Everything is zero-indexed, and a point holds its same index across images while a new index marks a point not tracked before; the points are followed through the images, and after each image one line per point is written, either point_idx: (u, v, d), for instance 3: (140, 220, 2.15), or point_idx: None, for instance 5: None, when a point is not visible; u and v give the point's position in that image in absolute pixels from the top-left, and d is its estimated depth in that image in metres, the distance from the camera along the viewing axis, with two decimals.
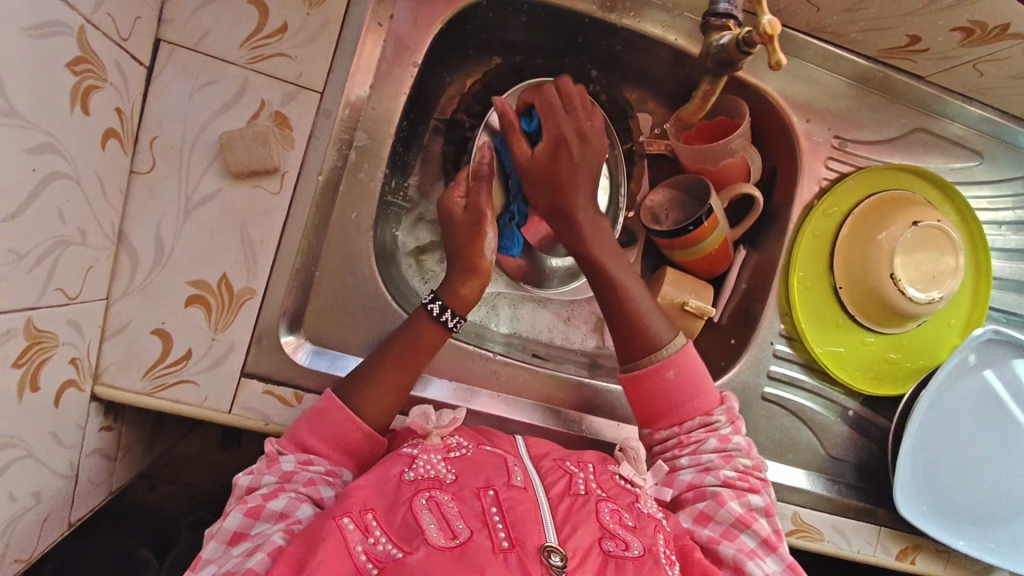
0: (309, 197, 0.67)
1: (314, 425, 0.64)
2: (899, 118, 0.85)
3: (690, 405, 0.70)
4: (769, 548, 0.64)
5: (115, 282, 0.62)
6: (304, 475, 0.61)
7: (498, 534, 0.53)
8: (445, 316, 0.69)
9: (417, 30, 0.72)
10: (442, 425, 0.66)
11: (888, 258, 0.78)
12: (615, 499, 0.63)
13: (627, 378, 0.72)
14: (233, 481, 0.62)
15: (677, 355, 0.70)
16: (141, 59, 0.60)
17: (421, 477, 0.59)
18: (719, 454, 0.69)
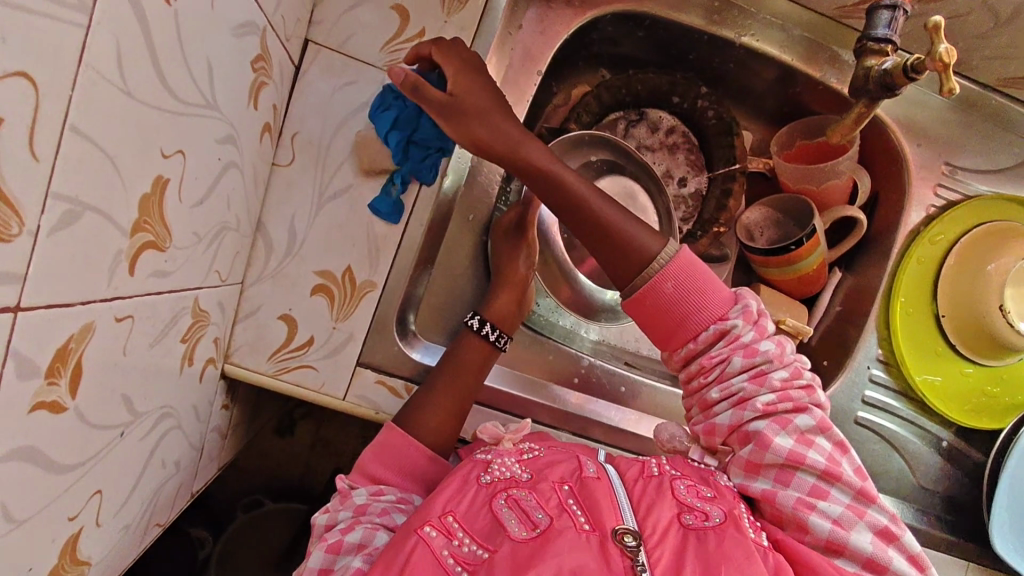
0: (432, 196, 0.69)
1: (381, 455, 0.64)
2: (1011, 147, 0.83)
3: (704, 307, 0.60)
4: (830, 481, 0.57)
5: (251, 268, 0.66)
6: (377, 506, 0.60)
7: (578, 518, 0.53)
8: (486, 331, 0.71)
9: (542, 41, 0.73)
10: (514, 433, 0.67)
11: (997, 288, 0.76)
12: (690, 475, 0.61)
13: (629, 306, 0.62)
14: (311, 521, 0.61)
15: (671, 264, 0.60)
16: (293, 58, 0.63)
17: (498, 478, 0.59)
18: (745, 370, 0.59)
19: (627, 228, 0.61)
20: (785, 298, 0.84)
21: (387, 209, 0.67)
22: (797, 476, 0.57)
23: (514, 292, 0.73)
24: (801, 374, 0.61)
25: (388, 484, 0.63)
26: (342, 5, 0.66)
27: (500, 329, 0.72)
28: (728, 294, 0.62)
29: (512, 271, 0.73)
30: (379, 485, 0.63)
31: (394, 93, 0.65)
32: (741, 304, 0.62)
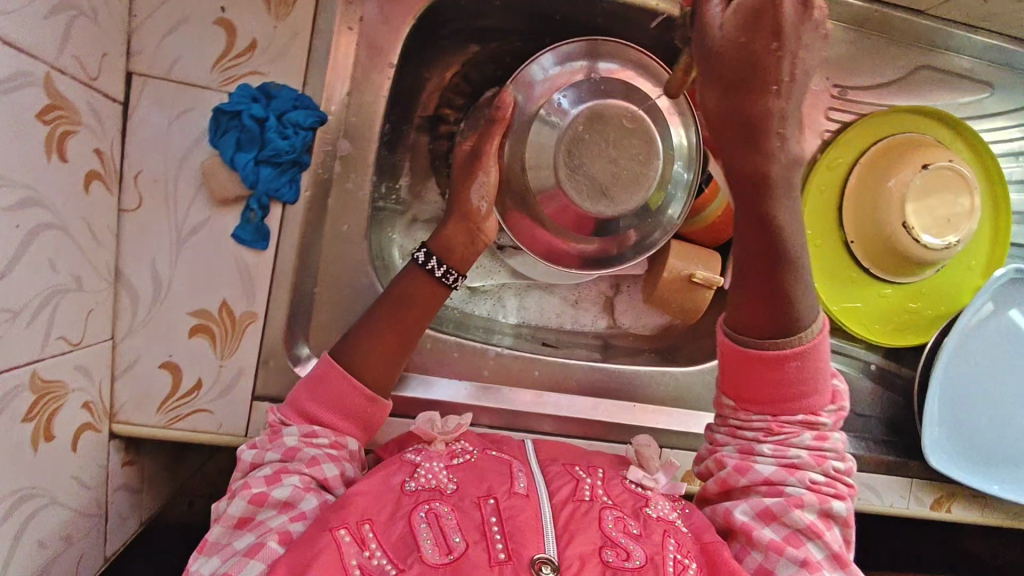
0: (297, 214, 0.66)
1: (315, 391, 0.61)
2: (902, 57, 0.80)
3: (800, 394, 0.59)
4: (838, 565, 0.56)
5: (119, 321, 0.63)
6: (308, 453, 0.58)
7: (495, 546, 0.51)
8: (432, 265, 0.67)
9: (389, 29, 0.69)
10: (448, 432, 0.63)
11: (899, 206, 0.75)
12: (621, 507, 0.59)
13: (735, 353, 0.60)
14: (238, 456, 0.59)
15: (809, 347, 0.58)
16: (114, 96, 0.58)
17: (422, 487, 0.57)
18: (812, 452, 0.59)
19: (801, 298, 0.57)
20: (697, 249, 0.82)
21: (250, 237, 0.64)
22: (807, 550, 0.56)
23: (467, 227, 0.70)
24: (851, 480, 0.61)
25: (322, 424, 0.61)
26: (161, 26, 0.60)
27: (450, 264, 0.68)
28: (829, 391, 0.60)
29: (464, 202, 0.70)
30: (312, 425, 0.60)
31: (228, 114, 0.62)
32: (834, 388, 0.61)
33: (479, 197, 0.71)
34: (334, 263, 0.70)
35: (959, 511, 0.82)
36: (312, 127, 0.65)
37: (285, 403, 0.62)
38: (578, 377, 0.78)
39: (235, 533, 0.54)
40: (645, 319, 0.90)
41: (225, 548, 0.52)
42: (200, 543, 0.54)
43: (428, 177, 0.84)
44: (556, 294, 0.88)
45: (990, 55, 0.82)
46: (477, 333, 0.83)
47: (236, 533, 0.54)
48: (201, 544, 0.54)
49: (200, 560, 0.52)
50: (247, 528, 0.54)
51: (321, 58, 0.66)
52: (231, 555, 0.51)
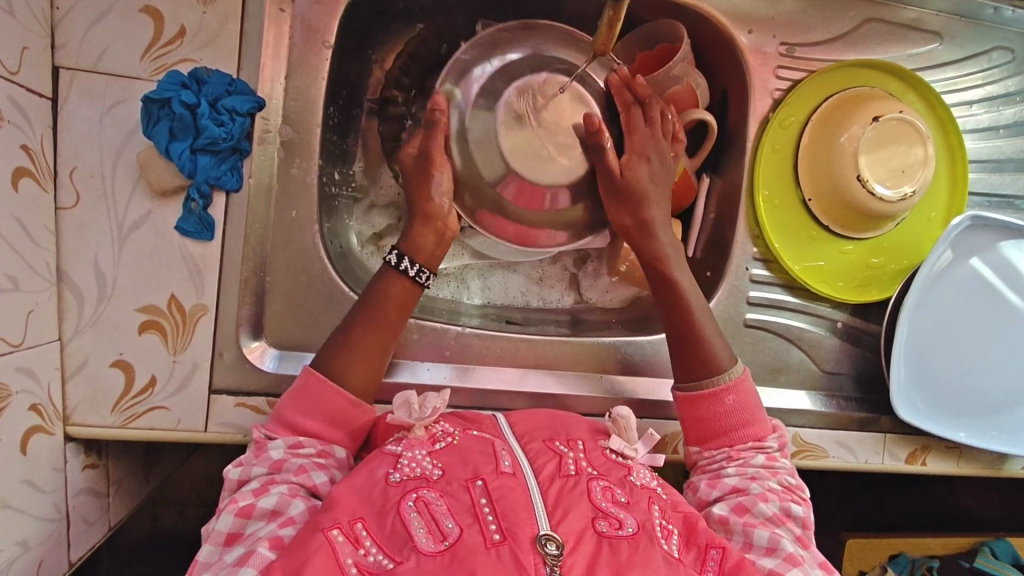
0: (243, 204, 0.65)
1: (300, 404, 0.61)
2: (848, 12, 0.80)
3: (753, 421, 0.67)
4: (801, 546, 0.60)
5: (65, 321, 0.62)
6: (295, 462, 0.58)
7: (489, 527, 0.49)
8: (405, 265, 0.66)
9: (323, 9, 0.68)
10: (423, 418, 0.61)
11: (852, 160, 0.74)
12: (607, 475, 0.59)
13: (682, 398, 0.68)
14: (222, 474, 0.58)
15: (737, 381, 0.67)
16: (40, 90, 0.58)
17: (407, 476, 0.55)
18: (767, 468, 0.65)
19: (715, 342, 0.69)
20: None
21: (194, 228, 0.63)
22: (777, 532, 0.59)
23: (433, 228, 0.67)
24: (806, 494, 0.66)
25: (310, 435, 0.61)
26: (85, 18, 0.60)
27: (420, 262, 0.67)
28: (768, 422, 0.69)
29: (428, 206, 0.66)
30: (300, 436, 0.61)
31: (157, 103, 0.61)
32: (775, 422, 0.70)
33: (441, 194, 0.66)
34: (285, 251, 0.68)
35: (934, 463, 0.83)
36: (248, 112, 0.64)
37: (270, 419, 0.62)
38: (547, 352, 0.77)
39: (224, 550, 0.53)
40: (611, 292, 0.88)
41: (214, 564, 0.52)
42: (191, 564, 0.54)
43: (382, 162, 0.82)
44: (519, 272, 0.87)
45: (937, 5, 0.81)
46: (440, 314, 0.81)
47: (226, 549, 0.53)
48: (192, 566, 0.53)
49: None
50: (236, 543, 0.53)
51: (254, 42, 0.65)
52: (221, 568, 0.51)
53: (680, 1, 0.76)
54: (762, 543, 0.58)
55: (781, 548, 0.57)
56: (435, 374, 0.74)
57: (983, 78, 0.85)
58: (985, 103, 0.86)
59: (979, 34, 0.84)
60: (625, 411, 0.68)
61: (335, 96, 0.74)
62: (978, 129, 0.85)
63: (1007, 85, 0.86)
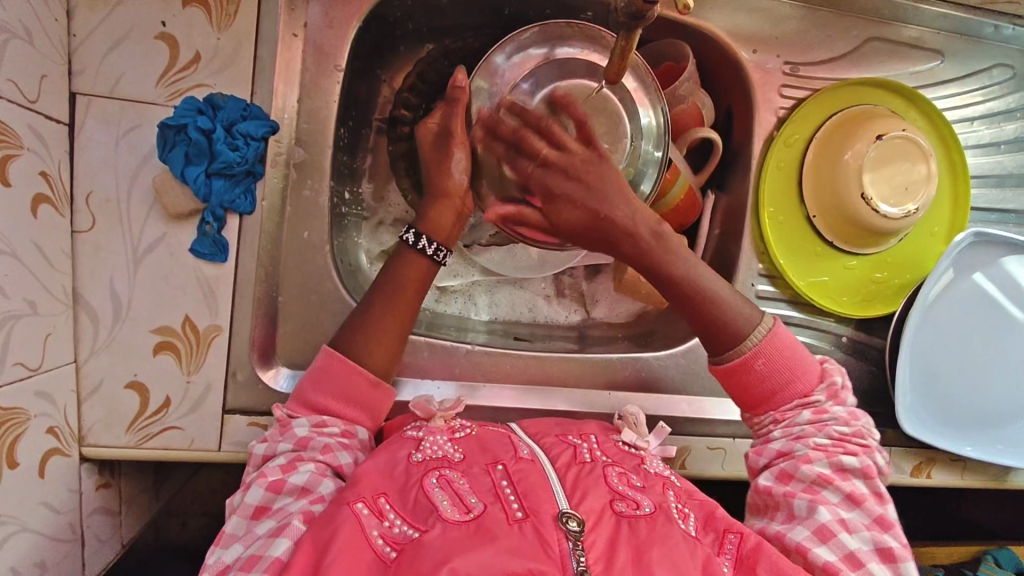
0: (256, 225, 0.66)
1: (319, 383, 0.62)
2: (852, 31, 0.81)
3: (796, 379, 0.65)
4: (852, 504, 0.60)
5: (81, 343, 0.62)
6: (321, 441, 0.59)
7: (511, 506, 0.51)
8: (422, 244, 0.67)
9: (334, 33, 0.69)
10: (446, 408, 0.64)
11: (857, 177, 0.75)
12: (621, 463, 0.61)
13: (719, 371, 0.67)
14: (248, 451, 0.60)
15: (762, 343, 0.65)
16: (58, 117, 0.59)
17: (429, 457, 0.57)
18: (814, 424, 0.64)
19: (728, 305, 0.66)
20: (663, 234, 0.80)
21: (208, 250, 0.64)
22: (819, 496, 0.60)
23: (452, 206, 0.68)
24: (865, 440, 0.64)
25: (331, 413, 0.62)
26: (102, 44, 0.61)
27: (438, 240, 0.67)
28: (814, 371, 0.67)
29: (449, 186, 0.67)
30: (322, 414, 0.61)
31: (174, 128, 0.61)
32: (823, 369, 0.68)
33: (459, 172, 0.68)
34: (296, 272, 0.69)
35: (939, 476, 0.83)
36: (263, 136, 0.64)
37: (290, 398, 0.63)
38: (555, 368, 0.78)
39: (253, 523, 0.54)
40: (618, 308, 0.89)
41: (243, 536, 0.53)
42: (217, 536, 0.54)
43: (390, 180, 0.84)
44: (526, 288, 0.88)
45: (938, 23, 0.83)
46: (448, 331, 0.82)
47: (255, 522, 0.54)
48: (219, 536, 0.54)
49: (219, 550, 0.52)
50: (265, 516, 0.54)
51: (267, 67, 0.66)
52: (254, 540, 0.52)
53: (685, 22, 0.77)
54: (802, 513, 0.60)
55: (816, 517, 0.58)
56: (443, 392, 0.74)
57: (984, 95, 0.86)
58: (986, 119, 0.87)
59: (980, 51, 0.85)
60: (634, 410, 0.70)
61: (345, 118, 0.75)
62: (979, 144, 0.86)
63: (1006, 101, 0.87)
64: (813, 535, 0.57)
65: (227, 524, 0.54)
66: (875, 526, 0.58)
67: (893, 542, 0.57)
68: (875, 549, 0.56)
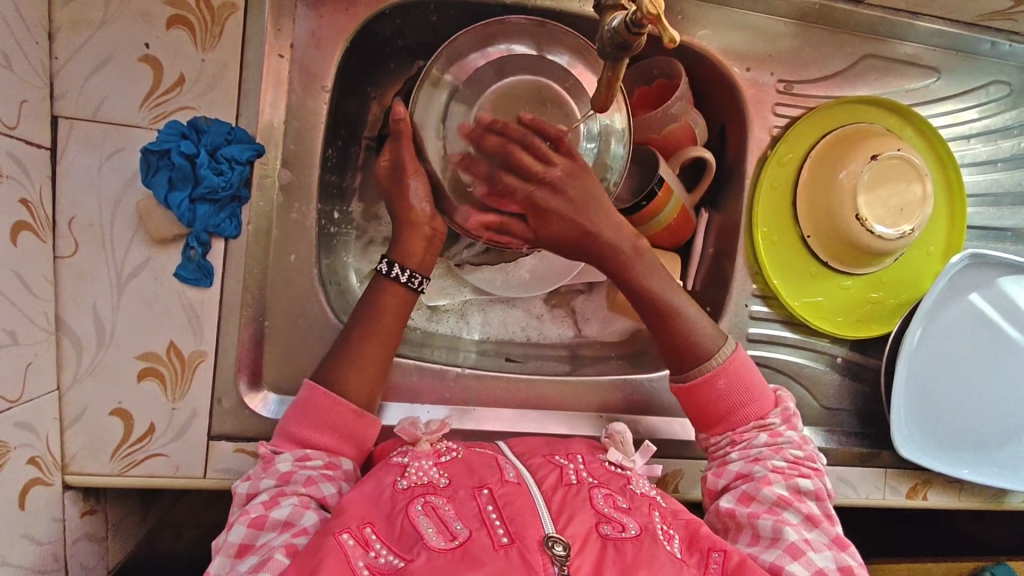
0: (242, 249, 0.65)
1: (303, 416, 0.61)
2: (846, 48, 0.80)
3: (751, 402, 0.66)
4: (812, 525, 0.60)
5: (64, 370, 0.61)
6: (302, 474, 0.58)
7: (496, 530, 0.50)
8: (395, 272, 0.66)
9: (321, 53, 0.68)
10: (431, 432, 0.63)
11: (851, 198, 0.74)
12: (607, 484, 0.60)
13: (679, 390, 0.67)
14: (232, 489, 0.59)
15: (725, 363, 0.66)
16: (39, 142, 0.58)
17: (414, 484, 0.56)
18: (770, 446, 0.65)
19: (699, 326, 0.67)
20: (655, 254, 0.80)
21: (193, 275, 0.63)
22: (782, 517, 0.60)
23: (421, 233, 0.66)
24: (815, 463, 0.65)
25: (315, 446, 0.61)
26: (84, 68, 0.60)
27: (412, 268, 0.66)
28: (769, 397, 0.68)
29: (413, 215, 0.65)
30: (306, 448, 0.60)
31: (156, 153, 0.61)
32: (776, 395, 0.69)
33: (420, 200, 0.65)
34: (283, 295, 0.68)
35: (935, 497, 0.82)
36: (248, 160, 0.64)
37: (274, 434, 0.62)
38: (546, 390, 0.77)
39: (236, 562, 0.54)
40: (611, 326, 0.88)
41: None
42: None
43: (380, 201, 0.82)
44: (519, 308, 0.87)
45: (934, 40, 0.82)
46: (439, 351, 0.81)
47: (237, 561, 0.53)
48: None
49: None
50: (248, 554, 0.54)
51: (253, 89, 0.65)
52: None
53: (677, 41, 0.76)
54: (768, 534, 0.59)
55: (784, 538, 0.58)
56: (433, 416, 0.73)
57: (980, 112, 0.85)
58: (983, 136, 0.86)
59: (976, 68, 0.84)
60: (621, 427, 0.70)
61: (333, 138, 0.74)
62: (975, 162, 0.85)
63: (1003, 118, 0.86)
64: (784, 556, 0.57)
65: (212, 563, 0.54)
66: (835, 546, 0.59)
67: (853, 561, 0.57)
68: (838, 569, 0.57)
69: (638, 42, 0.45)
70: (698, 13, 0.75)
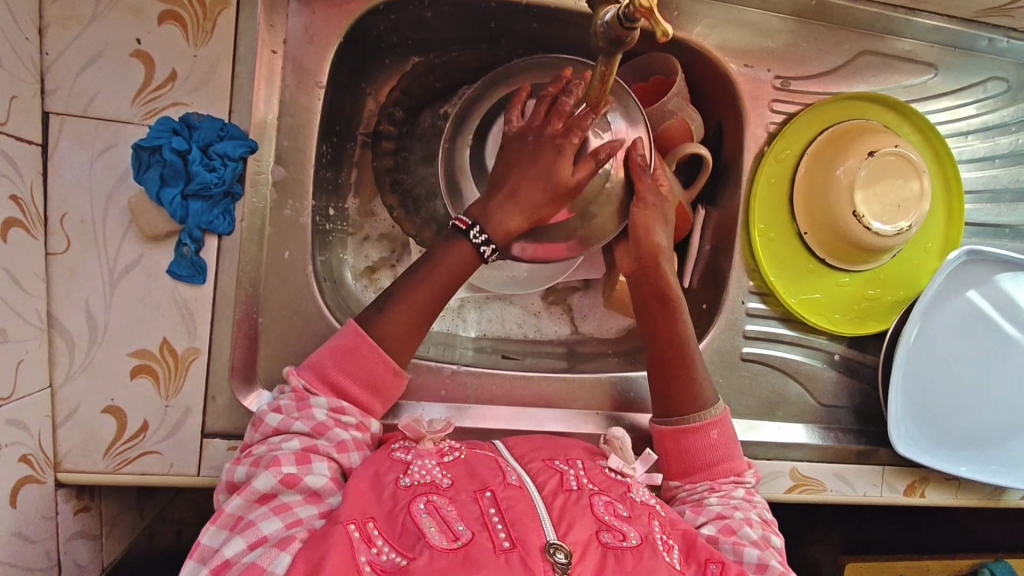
0: (236, 247, 0.65)
1: (345, 364, 0.61)
2: (843, 44, 0.80)
3: (733, 460, 0.67)
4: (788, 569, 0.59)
5: (56, 368, 0.61)
6: (338, 436, 0.58)
7: (498, 535, 0.50)
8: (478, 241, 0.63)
9: (315, 49, 0.68)
10: (434, 431, 0.62)
11: (848, 194, 0.74)
12: (608, 491, 0.59)
13: (665, 431, 0.68)
14: (261, 417, 0.58)
15: (721, 416, 0.67)
16: (30, 138, 0.58)
17: (417, 482, 0.55)
18: (747, 501, 0.65)
19: (702, 377, 0.69)
20: None
21: (186, 272, 0.63)
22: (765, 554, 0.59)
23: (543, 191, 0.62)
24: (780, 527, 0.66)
25: (347, 397, 0.61)
26: (75, 64, 0.60)
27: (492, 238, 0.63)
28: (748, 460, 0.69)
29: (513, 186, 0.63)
30: (339, 398, 0.60)
31: (148, 149, 0.61)
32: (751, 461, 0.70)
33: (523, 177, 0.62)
34: (277, 292, 0.68)
35: (933, 494, 0.82)
36: (241, 156, 0.63)
37: (307, 368, 0.61)
38: (543, 388, 0.77)
39: (254, 508, 0.53)
40: (607, 323, 0.88)
41: (243, 523, 0.51)
42: (215, 512, 0.53)
43: (375, 195, 0.83)
44: (516, 304, 0.87)
45: (931, 36, 0.81)
46: (435, 348, 0.80)
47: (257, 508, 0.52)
48: (218, 514, 0.52)
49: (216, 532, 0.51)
50: (268, 506, 0.53)
51: (245, 85, 0.64)
52: (254, 534, 0.50)
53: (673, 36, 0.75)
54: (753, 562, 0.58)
55: (772, 565, 0.57)
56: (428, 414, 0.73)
57: (978, 108, 0.85)
58: (981, 132, 0.85)
59: (974, 63, 0.84)
60: (620, 432, 0.69)
61: (328, 134, 0.74)
62: (973, 158, 0.85)
63: (1001, 114, 0.86)
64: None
65: (228, 503, 0.53)
66: None
67: None
68: None
69: (631, 38, 0.45)
70: (694, 9, 0.74)
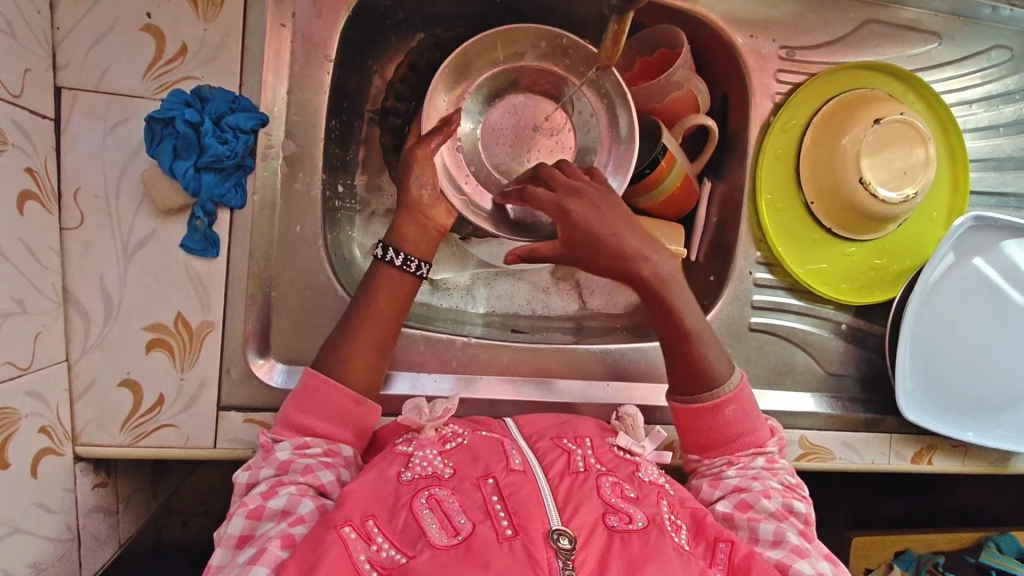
0: (249, 220, 0.65)
1: (303, 404, 0.61)
2: (847, 14, 0.80)
3: (751, 434, 0.66)
4: (806, 538, 0.60)
5: (72, 342, 0.62)
6: (302, 463, 0.58)
7: (501, 522, 0.49)
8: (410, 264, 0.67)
9: (323, 23, 0.68)
10: (435, 417, 0.62)
11: (855, 162, 0.74)
12: (615, 472, 0.60)
13: (683, 409, 0.67)
14: (232, 479, 0.59)
15: (736, 391, 0.66)
16: (43, 112, 0.58)
17: (419, 476, 0.56)
18: (767, 469, 0.65)
19: (710, 354, 0.67)
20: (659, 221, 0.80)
21: (199, 246, 0.63)
22: (782, 525, 0.60)
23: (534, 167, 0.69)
24: (805, 490, 0.66)
25: (315, 434, 0.60)
26: (87, 37, 0.60)
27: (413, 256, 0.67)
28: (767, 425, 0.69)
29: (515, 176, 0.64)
30: (305, 436, 0.60)
31: (161, 121, 0.61)
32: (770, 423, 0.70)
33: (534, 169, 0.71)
34: (289, 267, 0.68)
35: (940, 462, 0.83)
36: (252, 129, 0.64)
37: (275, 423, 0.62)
38: (552, 360, 0.77)
39: (237, 552, 0.53)
40: (615, 298, 0.88)
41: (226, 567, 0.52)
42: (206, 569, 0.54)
43: (382, 171, 0.83)
44: (524, 280, 0.87)
45: (936, 5, 0.81)
46: (445, 324, 0.81)
47: (238, 551, 0.53)
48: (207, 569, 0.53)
49: None
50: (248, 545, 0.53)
51: (256, 58, 0.65)
52: (234, 568, 0.50)
53: (679, 7, 0.75)
54: (768, 536, 0.59)
55: (787, 541, 0.58)
56: (440, 385, 0.74)
57: (983, 77, 0.85)
58: (985, 101, 0.86)
59: (978, 32, 0.84)
60: (632, 410, 0.70)
61: (336, 110, 0.74)
62: (978, 127, 0.85)
63: (1005, 83, 0.86)
64: (789, 559, 0.57)
65: (213, 558, 0.53)
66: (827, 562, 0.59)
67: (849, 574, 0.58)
68: None
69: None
70: None
